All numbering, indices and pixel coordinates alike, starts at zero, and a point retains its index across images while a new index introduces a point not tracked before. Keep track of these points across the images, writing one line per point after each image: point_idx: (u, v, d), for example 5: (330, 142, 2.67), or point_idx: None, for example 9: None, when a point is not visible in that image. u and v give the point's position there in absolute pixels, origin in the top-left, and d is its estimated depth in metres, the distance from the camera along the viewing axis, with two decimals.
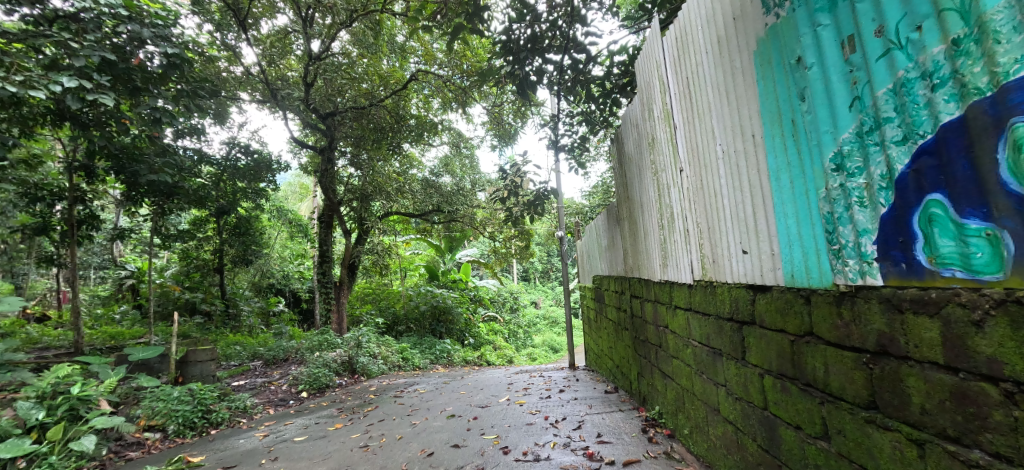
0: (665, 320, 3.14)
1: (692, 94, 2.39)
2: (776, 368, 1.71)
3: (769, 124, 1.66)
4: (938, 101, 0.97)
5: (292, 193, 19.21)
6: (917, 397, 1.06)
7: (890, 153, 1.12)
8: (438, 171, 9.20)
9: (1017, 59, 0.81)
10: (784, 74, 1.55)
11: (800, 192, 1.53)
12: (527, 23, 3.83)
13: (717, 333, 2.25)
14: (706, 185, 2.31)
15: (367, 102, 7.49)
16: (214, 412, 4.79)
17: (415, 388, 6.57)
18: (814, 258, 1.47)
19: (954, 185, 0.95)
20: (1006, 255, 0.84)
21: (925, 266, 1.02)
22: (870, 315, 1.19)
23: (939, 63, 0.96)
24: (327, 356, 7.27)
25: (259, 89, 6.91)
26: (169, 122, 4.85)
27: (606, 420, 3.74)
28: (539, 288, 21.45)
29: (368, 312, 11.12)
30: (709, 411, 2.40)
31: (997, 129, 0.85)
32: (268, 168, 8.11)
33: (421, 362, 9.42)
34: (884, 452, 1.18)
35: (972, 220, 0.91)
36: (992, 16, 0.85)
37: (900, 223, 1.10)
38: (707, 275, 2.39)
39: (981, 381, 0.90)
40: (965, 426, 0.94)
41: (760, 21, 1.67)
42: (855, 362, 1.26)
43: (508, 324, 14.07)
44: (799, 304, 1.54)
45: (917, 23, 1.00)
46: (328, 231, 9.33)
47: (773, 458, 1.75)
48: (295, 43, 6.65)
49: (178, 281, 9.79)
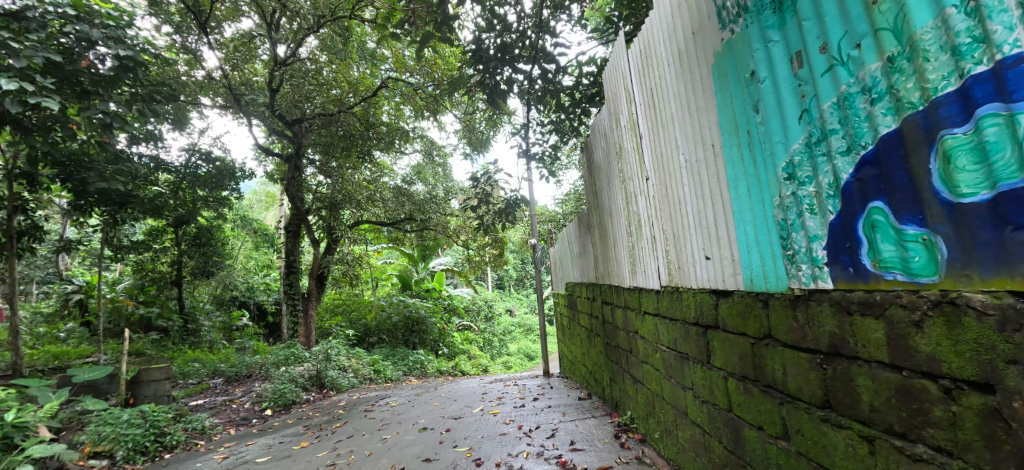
0: (635, 326, 3.18)
1: (656, 105, 2.45)
2: (738, 371, 1.76)
3: (727, 134, 1.73)
4: (876, 115, 1.02)
5: (258, 201, 18.68)
6: (867, 395, 1.11)
7: (836, 163, 1.17)
8: (410, 179, 9.09)
9: (943, 76, 0.86)
10: (739, 87, 1.62)
11: (756, 200, 1.59)
12: (496, 33, 3.89)
13: (684, 338, 2.29)
14: (671, 192, 2.38)
15: (336, 108, 7.38)
16: (170, 434, 4.52)
17: (386, 401, 6.42)
18: (771, 263, 1.52)
19: (893, 193, 1.00)
20: (940, 259, 0.90)
21: (871, 270, 1.07)
22: (822, 318, 1.24)
23: (877, 79, 1.01)
24: (294, 372, 7.03)
25: (222, 93, 6.64)
26: (121, 128, 4.59)
27: (579, 427, 3.76)
28: (514, 296, 21.53)
29: (338, 324, 10.87)
30: (678, 415, 2.44)
31: (929, 141, 0.90)
32: (231, 176, 7.81)
33: (393, 373, 9.22)
34: (839, 450, 1.22)
35: (910, 226, 0.96)
36: (922, 36, 0.90)
37: (848, 230, 1.15)
38: (673, 281, 2.45)
39: (922, 378, 0.94)
40: (910, 421, 0.99)
41: (716, 36, 1.74)
42: (810, 363, 1.31)
43: (483, 333, 13.99)
44: (758, 308, 1.60)
45: (856, 41, 1.06)
46: (296, 241, 9.13)
47: (739, 459, 1.80)
48: (261, 48, 6.49)
49: (131, 295, 9.08)
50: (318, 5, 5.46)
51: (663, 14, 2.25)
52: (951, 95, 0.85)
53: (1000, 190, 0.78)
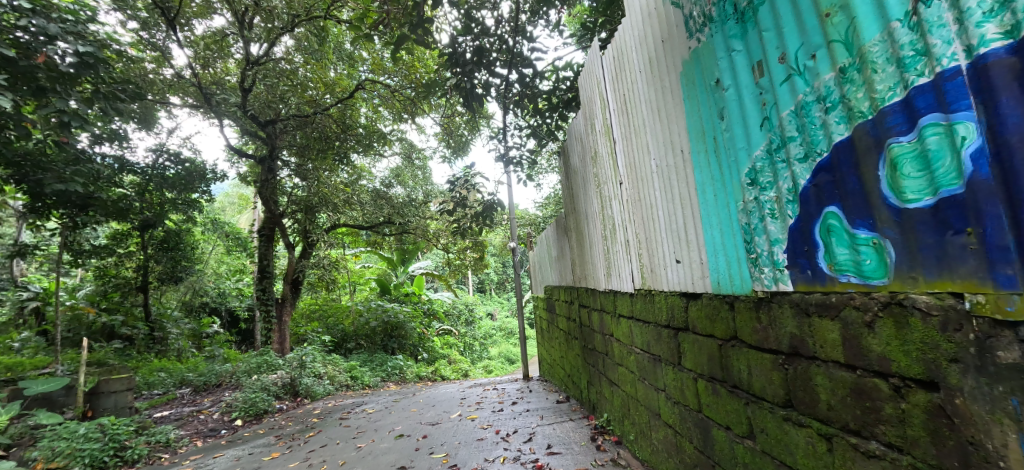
0: (610, 329, 3.21)
1: (629, 111, 2.49)
2: (707, 372, 1.79)
3: (695, 140, 1.77)
4: (831, 123, 1.06)
5: (230, 204, 18.10)
6: (824, 394, 1.14)
7: (795, 169, 1.21)
8: (389, 182, 8.97)
9: (890, 87, 0.90)
10: (705, 94, 1.66)
11: (722, 204, 1.63)
12: (473, 36, 3.88)
13: (656, 340, 2.32)
14: (643, 197, 2.41)
15: (311, 109, 7.21)
16: (132, 447, 4.33)
17: (363, 408, 6.29)
18: (736, 266, 1.56)
19: (846, 198, 1.04)
20: (889, 262, 0.93)
21: (827, 273, 1.11)
22: (783, 319, 1.28)
23: (830, 89, 1.05)
24: (266, 380, 6.82)
25: (192, 92, 6.43)
26: (79, 127, 4.39)
27: (556, 430, 3.76)
28: (495, 300, 21.47)
29: (314, 330, 10.61)
30: (651, 416, 2.47)
31: (877, 148, 0.94)
32: (202, 177, 7.54)
33: (370, 380, 9.04)
34: (800, 448, 1.25)
35: (862, 230, 1.00)
36: (870, 48, 0.94)
37: (805, 233, 1.19)
38: (646, 284, 2.48)
39: (874, 377, 0.98)
40: (864, 418, 1.02)
41: (684, 44, 1.78)
42: (773, 363, 1.35)
43: (463, 337, 13.88)
44: (724, 310, 1.63)
45: (812, 52, 1.10)
46: (270, 245, 8.89)
47: (708, 459, 1.83)
48: (233, 47, 6.32)
49: (92, 302, 8.62)
50: (292, 5, 5.35)
51: (635, 21, 2.29)
52: (897, 105, 0.89)
53: (940, 196, 0.82)
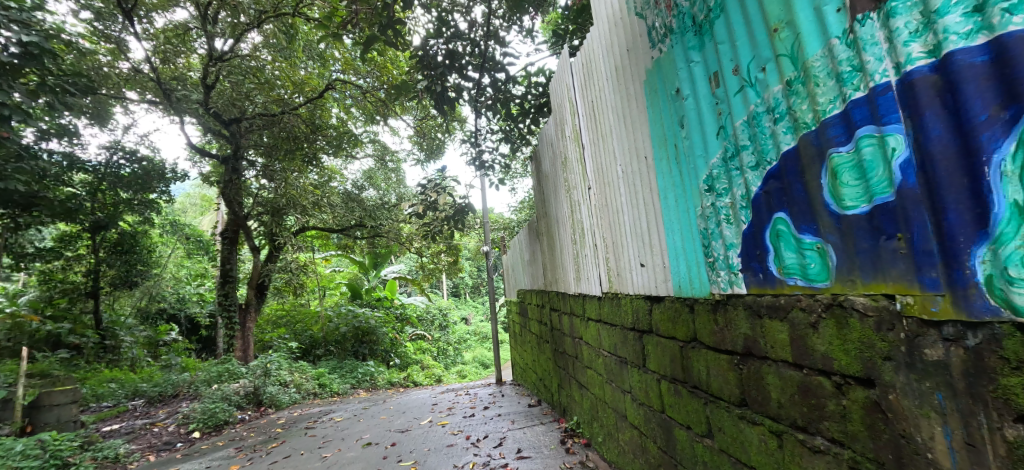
0: (580, 332, 3.24)
1: (596, 117, 2.54)
2: (669, 373, 1.83)
3: (658, 147, 1.81)
4: (779, 133, 1.11)
5: (192, 205, 17.30)
6: (775, 392, 1.19)
7: (747, 176, 1.27)
8: (361, 184, 8.80)
9: (830, 100, 0.95)
10: (667, 103, 1.71)
11: (682, 210, 1.68)
12: (444, 39, 3.86)
13: (623, 342, 2.36)
14: (610, 202, 2.46)
15: (279, 109, 6.97)
16: (75, 464, 4.05)
17: (330, 417, 6.12)
18: (695, 270, 1.61)
19: (793, 205, 1.09)
20: (831, 265, 0.99)
21: (776, 276, 1.16)
22: (738, 321, 1.33)
23: (778, 100, 1.10)
24: (227, 389, 6.53)
25: (150, 88, 6.12)
26: (22, 122, 4.10)
27: (527, 434, 3.77)
28: (470, 304, 21.32)
29: (280, 337, 10.24)
30: (618, 418, 2.50)
31: (820, 158, 0.99)
32: (161, 177, 7.11)
33: (339, 387, 8.80)
34: (753, 445, 1.30)
35: (807, 235, 1.05)
36: (813, 63, 0.99)
37: (757, 238, 1.24)
38: (613, 287, 2.52)
39: (818, 375, 1.03)
40: (810, 416, 1.07)
41: (647, 54, 1.83)
42: (729, 364, 1.39)
43: (437, 342, 13.72)
44: (685, 312, 1.68)
45: (762, 65, 1.16)
46: (233, 248, 8.54)
47: (671, 459, 1.87)
48: (196, 41, 6.07)
49: (35, 309, 7.76)
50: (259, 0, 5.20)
51: (602, 30, 2.34)
52: (836, 117, 0.94)
53: (874, 203, 0.87)
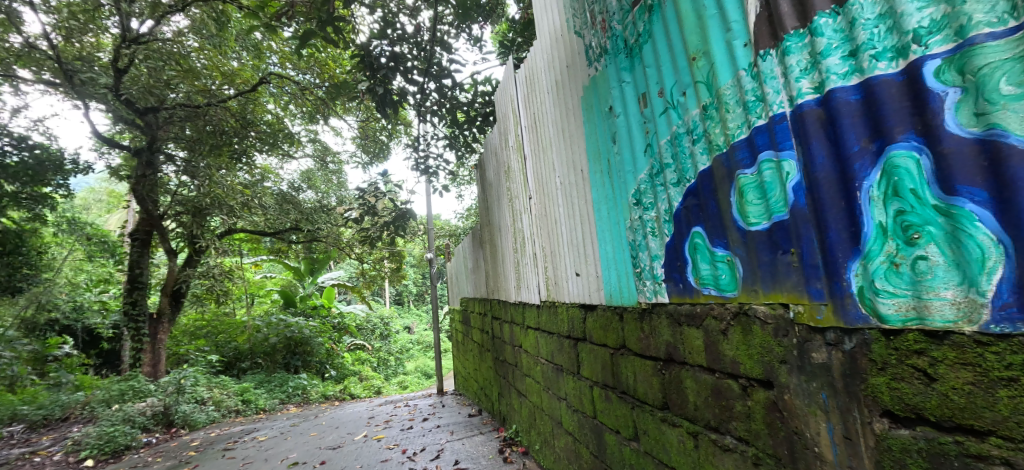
0: (519, 340, 3.27)
1: (538, 129, 2.59)
2: (601, 379, 1.89)
3: (593, 161, 1.89)
4: (697, 154, 1.20)
5: (97, 201, 15.45)
6: (692, 395, 1.26)
7: (670, 192, 1.35)
8: (298, 185, 8.33)
9: (739, 126, 1.04)
10: (601, 120, 1.79)
11: (614, 222, 1.75)
12: (389, 41, 3.77)
13: (559, 350, 2.41)
14: (549, 212, 2.52)
15: (204, 100, 6.40)
16: None
17: (253, 436, 5.66)
18: (624, 279, 1.68)
19: (708, 220, 1.18)
20: (738, 276, 1.07)
21: (693, 286, 1.25)
22: (661, 329, 1.41)
23: (696, 123, 1.19)
24: (130, 409, 5.84)
25: (49, 68, 5.42)
26: None
27: (465, 445, 3.71)
28: (413, 312, 20.78)
29: (200, 349, 9.30)
30: (554, 425, 2.54)
31: (729, 178, 1.08)
32: (58, 168, 6.27)
33: (266, 403, 8.17)
34: (673, 446, 1.37)
35: (719, 248, 1.14)
36: (724, 91, 1.08)
37: (677, 250, 1.33)
38: (550, 296, 2.57)
39: (728, 378, 1.11)
40: (721, 416, 1.15)
41: (584, 71, 1.91)
42: (653, 369, 1.47)
43: (377, 352, 13.20)
44: (615, 320, 1.75)
45: (683, 90, 1.25)
46: (145, 252, 7.71)
47: (601, 462, 1.93)
48: (108, 20, 5.48)
49: None
50: None
51: (544, 45, 2.40)
52: (743, 141, 1.03)
53: (773, 221, 0.96)
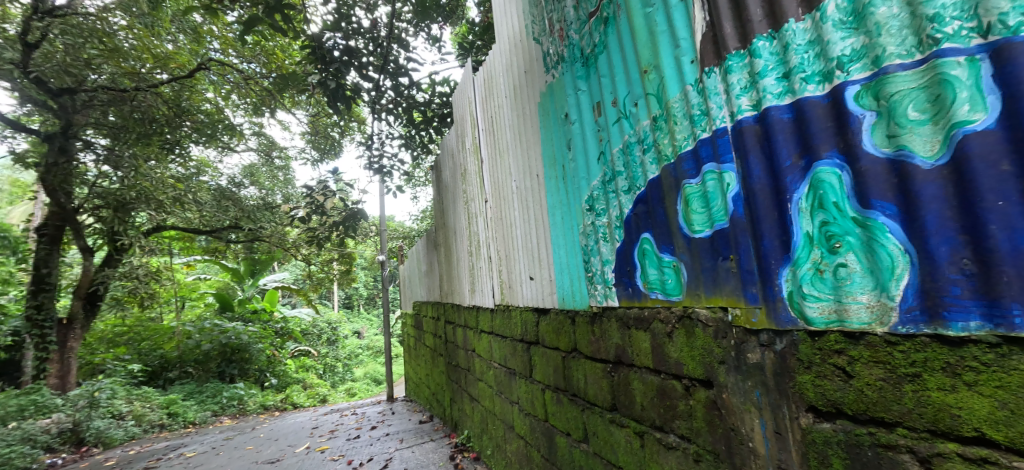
0: (472, 344, 3.24)
1: (495, 133, 2.60)
2: (553, 382, 1.91)
3: (548, 166, 1.91)
4: (647, 163, 1.25)
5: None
6: (639, 396, 1.31)
7: (621, 199, 1.39)
8: (239, 181, 7.84)
9: (685, 137, 1.09)
10: (557, 126, 1.82)
11: (568, 227, 1.79)
12: (342, 34, 3.64)
13: (512, 353, 2.42)
14: (504, 216, 2.52)
15: (132, 84, 5.87)
16: None
17: (180, 452, 5.23)
18: (576, 283, 1.71)
19: (656, 227, 1.23)
20: (683, 281, 1.13)
21: (642, 290, 1.29)
22: (611, 332, 1.45)
23: (647, 133, 1.24)
24: (32, 427, 5.20)
25: None
26: None
27: (415, 453, 3.62)
28: (363, 316, 20.10)
29: (120, 358, 8.50)
30: (506, 429, 2.54)
31: (676, 187, 1.14)
32: None
33: (196, 415, 7.58)
34: (621, 446, 1.41)
35: (666, 253, 1.19)
36: (673, 103, 1.13)
37: (626, 255, 1.38)
38: (504, 299, 2.58)
39: (672, 379, 1.16)
40: (665, 416, 1.20)
41: (542, 78, 1.93)
42: (603, 371, 1.50)
43: (323, 359, 12.62)
44: (567, 324, 1.78)
45: (635, 100, 1.29)
46: (55, 250, 6.93)
47: (552, 465, 1.95)
48: None
49: None
50: None
51: (503, 49, 2.41)
52: (689, 152, 1.09)
53: (714, 229, 1.02)
